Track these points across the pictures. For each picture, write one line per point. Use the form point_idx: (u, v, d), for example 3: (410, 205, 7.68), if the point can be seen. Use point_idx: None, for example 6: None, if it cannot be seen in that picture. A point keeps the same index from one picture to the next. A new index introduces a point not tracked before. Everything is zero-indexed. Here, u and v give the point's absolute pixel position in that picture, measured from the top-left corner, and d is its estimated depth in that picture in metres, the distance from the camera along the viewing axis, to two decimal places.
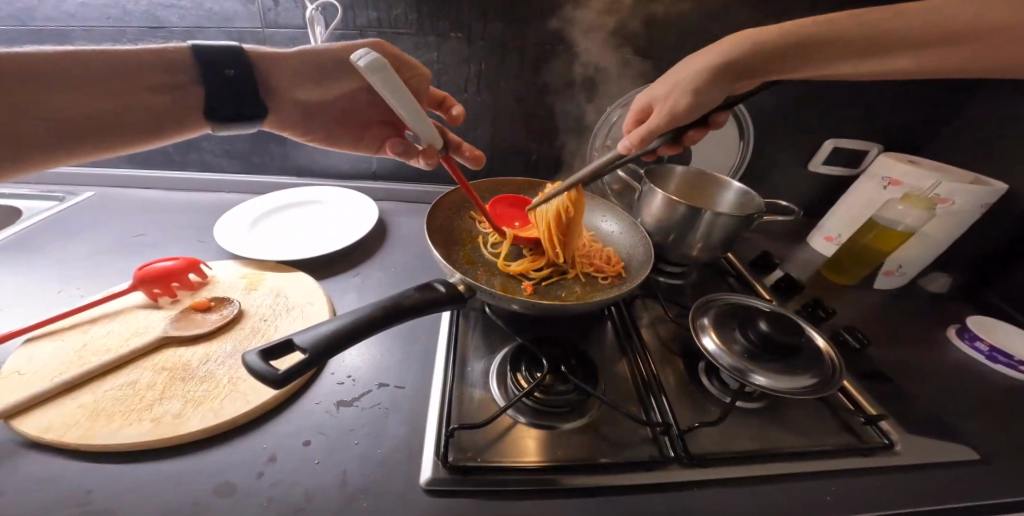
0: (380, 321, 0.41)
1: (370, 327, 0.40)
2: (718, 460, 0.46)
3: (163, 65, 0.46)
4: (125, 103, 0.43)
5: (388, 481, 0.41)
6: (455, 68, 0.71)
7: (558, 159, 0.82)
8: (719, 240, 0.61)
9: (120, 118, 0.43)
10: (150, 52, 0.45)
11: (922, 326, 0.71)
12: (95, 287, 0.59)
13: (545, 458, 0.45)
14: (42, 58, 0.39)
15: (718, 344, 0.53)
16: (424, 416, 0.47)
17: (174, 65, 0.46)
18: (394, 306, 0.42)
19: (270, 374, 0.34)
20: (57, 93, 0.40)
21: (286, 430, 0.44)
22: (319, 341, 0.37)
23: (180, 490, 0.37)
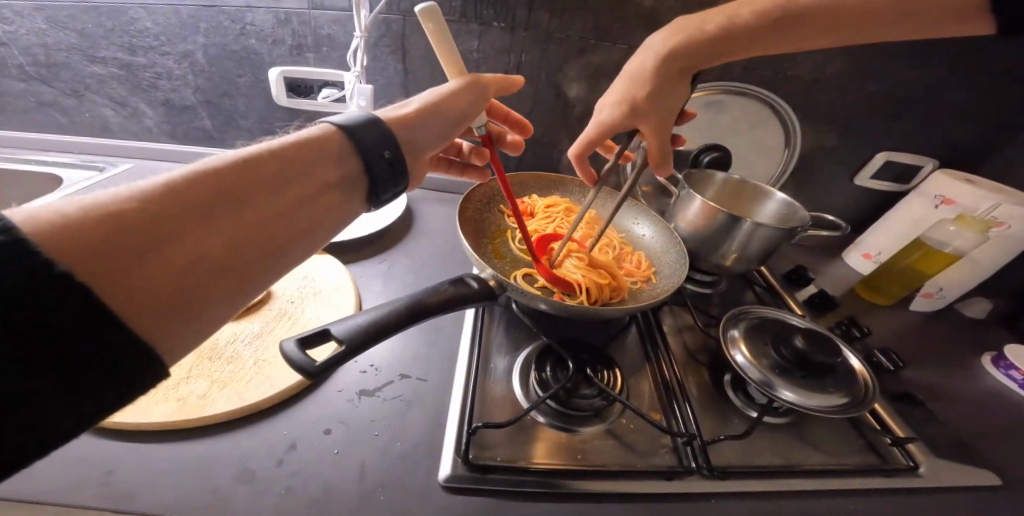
0: (410, 315, 0.41)
1: (401, 322, 0.40)
2: (739, 474, 0.45)
3: (314, 156, 0.33)
4: (273, 217, 0.30)
5: (406, 477, 0.42)
6: (495, 59, 0.70)
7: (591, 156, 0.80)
8: (756, 250, 0.59)
9: (276, 236, 0.30)
10: (297, 146, 0.33)
11: (957, 350, 0.68)
12: None
13: (561, 461, 0.45)
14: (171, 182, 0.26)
15: (748, 358, 0.51)
16: (442, 411, 0.48)
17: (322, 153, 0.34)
18: (422, 305, 0.42)
19: (308, 367, 0.35)
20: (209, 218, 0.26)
21: (311, 416, 0.45)
22: (355, 335, 0.38)
23: (202, 473, 0.39)
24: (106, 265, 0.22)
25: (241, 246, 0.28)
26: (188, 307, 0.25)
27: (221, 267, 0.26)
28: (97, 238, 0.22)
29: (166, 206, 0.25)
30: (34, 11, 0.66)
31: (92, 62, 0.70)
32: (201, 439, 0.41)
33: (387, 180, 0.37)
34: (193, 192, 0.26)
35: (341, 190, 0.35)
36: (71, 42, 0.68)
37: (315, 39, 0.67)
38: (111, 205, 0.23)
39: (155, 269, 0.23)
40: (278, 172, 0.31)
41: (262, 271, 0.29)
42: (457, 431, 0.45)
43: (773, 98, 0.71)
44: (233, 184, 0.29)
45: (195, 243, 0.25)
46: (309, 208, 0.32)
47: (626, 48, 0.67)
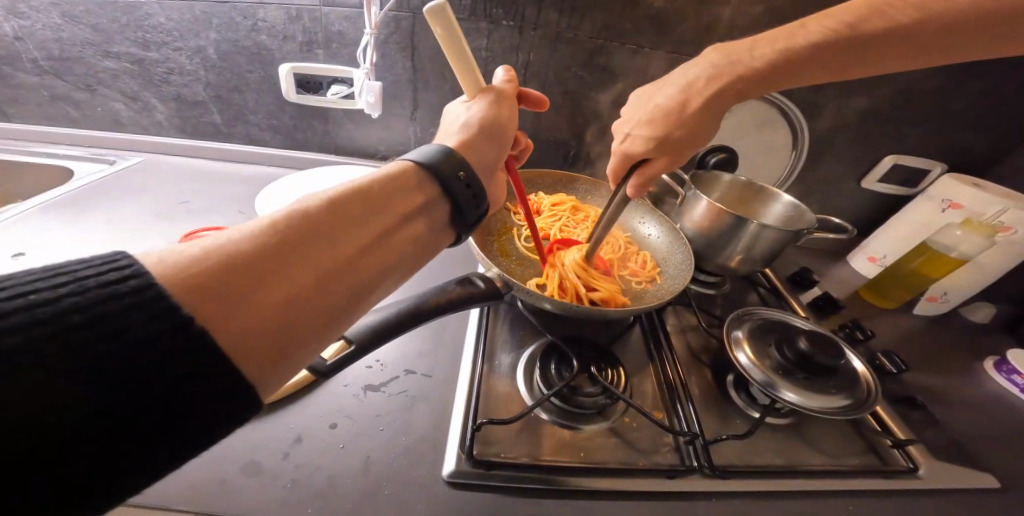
0: (416, 311, 0.41)
1: (408, 319, 0.41)
2: (741, 473, 0.45)
3: (397, 187, 0.33)
4: (364, 247, 0.30)
5: (411, 471, 0.42)
6: (503, 57, 0.70)
7: (597, 155, 0.80)
8: (761, 253, 0.59)
9: (365, 267, 0.29)
10: (382, 177, 0.33)
11: (959, 354, 0.68)
12: (137, 247, 0.61)
13: (563, 458, 0.45)
14: (277, 220, 0.27)
15: (751, 359, 0.51)
16: (446, 407, 0.49)
17: (404, 183, 0.34)
18: (429, 302, 0.42)
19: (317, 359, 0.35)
20: (307, 254, 0.26)
21: (318, 411, 0.46)
22: (364, 330, 0.38)
23: (207, 466, 0.39)
24: (218, 304, 0.22)
25: (336, 281, 0.27)
26: (285, 344, 0.25)
27: (316, 301, 0.26)
28: (215, 279, 0.23)
29: (271, 244, 0.25)
30: (50, 6, 0.66)
31: (105, 57, 0.71)
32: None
33: (468, 203, 0.36)
34: (294, 229, 0.27)
35: (425, 218, 0.34)
36: (84, 37, 0.69)
37: (325, 36, 0.67)
38: (225, 245, 0.24)
39: (260, 308, 0.24)
40: (367, 202, 0.31)
41: (352, 305, 0.29)
42: (461, 426, 0.46)
43: (780, 99, 0.71)
44: (328, 217, 0.29)
45: (296, 279, 0.25)
46: (395, 237, 0.32)
47: (635, 49, 0.67)
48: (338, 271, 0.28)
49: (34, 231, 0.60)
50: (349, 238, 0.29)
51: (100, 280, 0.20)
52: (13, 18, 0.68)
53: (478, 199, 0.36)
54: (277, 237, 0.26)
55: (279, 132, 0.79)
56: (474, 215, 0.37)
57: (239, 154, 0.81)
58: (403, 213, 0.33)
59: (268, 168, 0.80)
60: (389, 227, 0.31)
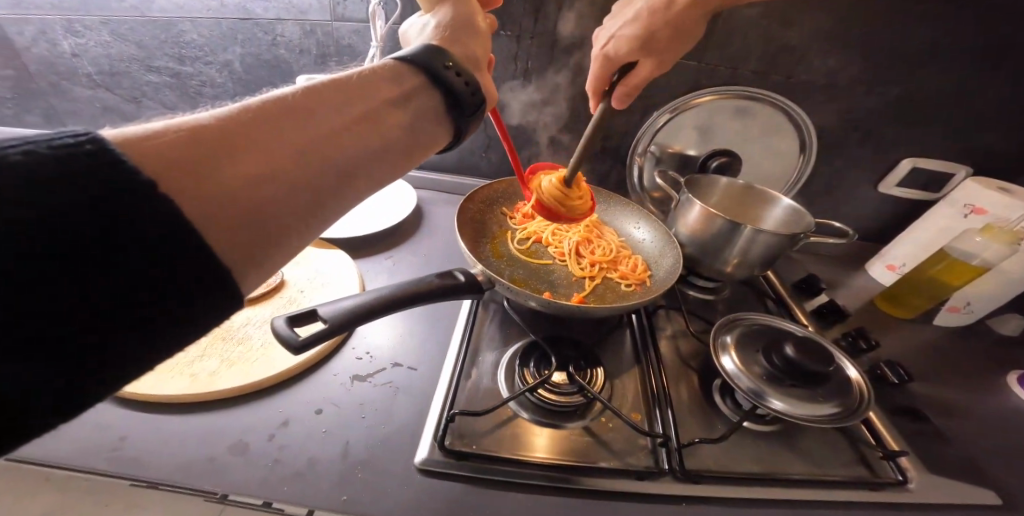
0: (398, 299, 0.43)
1: (391, 307, 0.42)
2: (715, 479, 0.44)
3: (380, 80, 0.32)
4: (349, 133, 0.29)
5: (387, 457, 0.44)
6: (501, 65, 0.72)
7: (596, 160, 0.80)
8: (757, 257, 0.57)
9: (351, 149, 0.28)
10: (364, 70, 0.32)
11: (978, 364, 0.62)
12: None
13: (536, 454, 0.45)
14: (253, 105, 0.26)
15: (737, 364, 0.50)
16: (427, 400, 0.50)
17: (386, 75, 0.33)
18: (413, 292, 0.44)
19: (292, 340, 0.37)
20: (283, 129, 0.26)
21: (306, 397, 0.48)
22: (342, 316, 0.40)
23: (202, 444, 0.42)
24: (181, 177, 0.21)
25: (318, 158, 0.26)
26: (269, 223, 0.24)
27: (299, 177, 0.25)
28: (181, 151, 0.22)
29: (244, 123, 0.25)
30: (102, 26, 0.75)
31: (148, 71, 0.80)
32: (200, 416, 0.45)
33: (463, 89, 0.35)
34: (266, 109, 0.26)
35: (413, 109, 0.33)
36: (131, 53, 0.77)
37: (337, 49, 0.73)
38: (195, 124, 0.23)
39: (224, 180, 0.22)
40: (342, 92, 0.30)
41: (342, 190, 0.28)
42: (438, 417, 0.47)
43: (784, 100, 0.69)
44: (301, 101, 0.28)
45: (272, 154, 0.24)
46: (385, 121, 0.31)
47: None
48: (321, 148, 0.27)
49: None
50: (330, 120, 0.28)
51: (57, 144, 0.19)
52: (71, 36, 0.76)
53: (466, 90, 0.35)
54: (250, 117, 0.25)
55: None
56: (472, 106, 0.36)
57: None
58: (388, 100, 0.32)
59: None
60: (373, 112, 0.30)
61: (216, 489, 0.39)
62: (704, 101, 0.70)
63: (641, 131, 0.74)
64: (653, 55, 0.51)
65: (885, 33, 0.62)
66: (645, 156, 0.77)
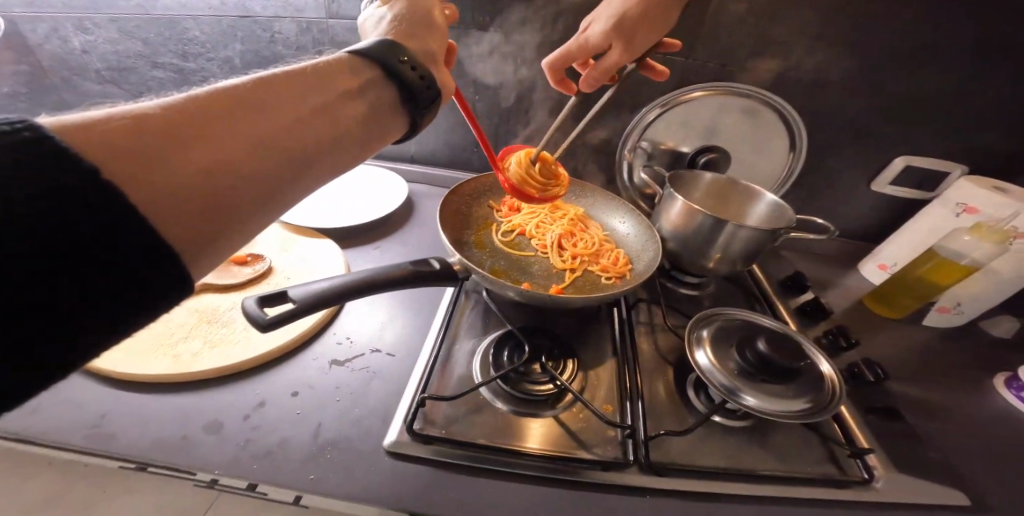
0: (368, 284, 0.44)
1: (362, 290, 0.43)
2: (680, 471, 0.44)
3: (333, 74, 0.34)
4: (305, 125, 0.31)
5: (356, 439, 0.45)
6: None
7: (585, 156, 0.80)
8: (739, 253, 0.57)
9: (304, 141, 0.30)
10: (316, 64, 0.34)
11: (966, 366, 0.61)
12: None
13: (503, 441, 0.46)
14: (200, 96, 0.27)
15: (712, 360, 0.49)
16: (401, 385, 0.51)
17: (339, 69, 0.35)
18: (386, 277, 0.45)
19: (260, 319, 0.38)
20: (234, 121, 0.27)
21: (283, 380, 0.50)
22: (312, 298, 0.41)
23: (178, 422, 0.44)
24: (136, 168, 0.22)
25: (274, 149, 0.28)
26: (223, 212, 0.25)
27: (253, 167, 0.27)
28: (130, 141, 0.23)
29: (193, 114, 0.26)
30: (111, 24, 0.78)
31: (154, 67, 0.83)
32: (180, 396, 0.46)
33: (418, 84, 0.37)
34: (215, 101, 0.27)
35: (365, 103, 0.35)
36: (137, 50, 0.81)
37: (332, 46, 0.75)
38: (142, 114, 0.24)
39: (178, 171, 0.24)
40: (293, 85, 0.32)
41: (296, 180, 0.30)
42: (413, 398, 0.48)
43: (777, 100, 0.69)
44: (254, 94, 0.29)
45: (228, 145, 0.26)
46: (338, 113, 0.33)
47: None
48: (274, 140, 0.28)
49: None
50: (282, 112, 0.30)
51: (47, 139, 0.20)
52: (81, 33, 0.80)
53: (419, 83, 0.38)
54: (200, 108, 0.26)
55: None
56: (427, 97, 0.39)
57: None
58: (339, 93, 0.33)
59: None
60: (326, 104, 0.32)
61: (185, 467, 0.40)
62: (694, 96, 0.69)
63: (629, 126, 0.74)
64: (625, 36, 0.52)
65: (876, 29, 0.61)
66: (635, 153, 0.76)
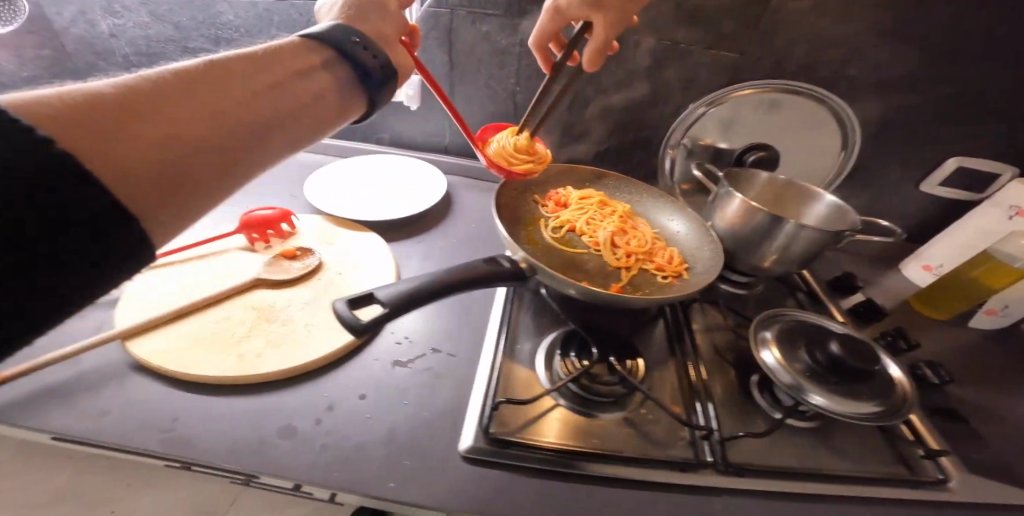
0: (445, 282, 0.43)
1: (443, 289, 0.42)
2: (758, 472, 0.44)
3: (288, 55, 0.34)
4: (252, 101, 0.30)
5: (430, 444, 0.45)
6: None
7: (627, 151, 0.79)
8: (798, 253, 0.57)
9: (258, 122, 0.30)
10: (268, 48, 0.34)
11: (1013, 367, 0.62)
12: None
13: (580, 444, 0.46)
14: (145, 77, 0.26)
15: (778, 360, 0.50)
16: (467, 384, 0.51)
17: (296, 54, 0.35)
18: (461, 278, 0.44)
19: (351, 320, 0.37)
20: (187, 99, 0.27)
21: (348, 382, 0.49)
22: (398, 299, 0.40)
23: (250, 427, 0.43)
24: (93, 147, 0.21)
25: (227, 124, 0.28)
26: (182, 193, 0.25)
27: (212, 146, 0.27)
28: (86, 120, 0.22)
29: (146, 92, 0.25)
30: (141, 6, 0.74)
31: (185, 53, 0.80)
32: (246, 396, 0.46)
33: (372, 63, 0.38)
34: (166, 80, 0.26)
35: (319, 84, 0.36)
36: (167, 33, 0.77)
37: None
38: (84, 93, 0.23)
39: (140, 151, 0.23)
40: (248, 68, 0.32)
41: (252, 158, 0.30)
42: (486, 395, 0.49)
43: (828, 96, 0.68)
44: (203, 73, 0.29)
45: (181, 117, 0.26)
46: (293, 92, 0.33)
47: (670, 44, 0.66)
48: (230, 119, 0.28)
49: None
50: (236, 94, 0.30)
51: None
52: (110, 17, 0.76)
53: (377, 67, 0.39)
54: (150, 86, 0.25)
55: None
56: (384, 79, 0.40)
57: None
58: (292, 71, 0.34)
59: None
60: (280, 83, 0.33)
61: (262, 474, 0.40)
62: (744, 94, 0.68)
63: (673, 122, 0.73)
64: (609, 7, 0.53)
65: (940, 31, 0.60)
66: (677, 149, 0.75)
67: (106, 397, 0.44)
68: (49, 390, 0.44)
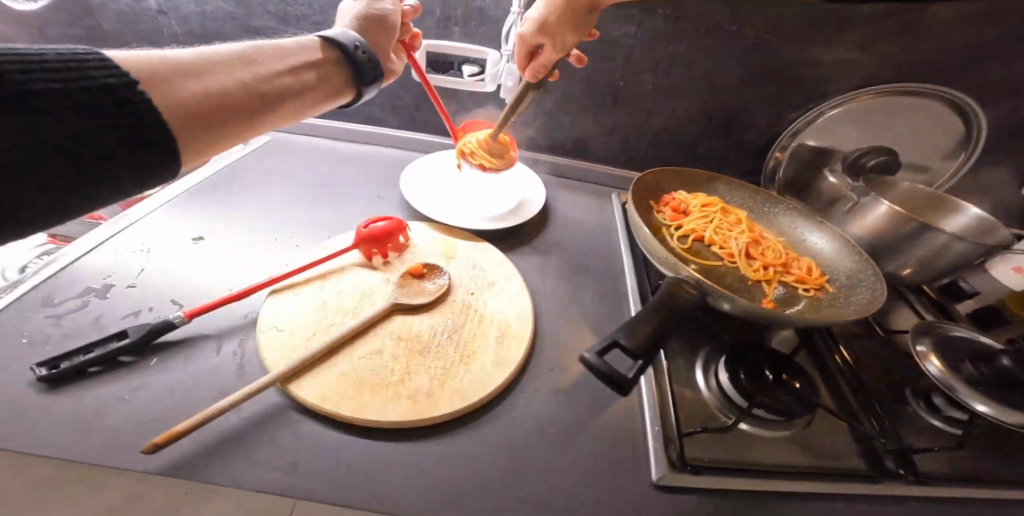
0: (660, 322, 0.40)
1: (661, 331, 0.39)
2: (941, 480, 0.47)
3: (290, 49, 0.47)
4: (274, 76, 0.44)
5: (617, 480, 0.46)
6: (650, 46, 0.73)
7: (723, 148, 0.85)
8: (944, 264, 0.57)
9: (266, 93, 0.43)
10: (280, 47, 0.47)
11: None
12: (307, 240, 0.70)
13: (766, 463, 0.48)
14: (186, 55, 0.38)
15: (941, 368, 0.52)
16: (629, 410, 0.53)
17: (291, 49, 0.48)
18: (670, 317, 0.41)
19: (608, 373, 0.34)
20: (221, 73, 0.39)
21: (519, 417, 0.50)
22: (637, 343, 0.37)
23: (449, 472, 0.44)
24: (164, 94, 0.34)
25: (251, 86, 0.41)
26: (213, 130, 0.38)
27: (232, 105, 0.39)
28: (161, 76, 0.35)
29: (190, 63, 0.38)
30: None
31: (245, 32, 0.74)
32: (430, 440, 0.47)
33: (366, 64, 0.53)
34: (210, 59, 0.39)
35: (320, 74, 0.50)
36: (228, 11, 0.72)
37: (464, 13, 0.72)
38: (150, 57, 0.35)
39: (188, 99, 0.36)
40: (256, 53, 0.44)
41: (259, 118, 0.43)
42: (661, 421, 0.49)
43: (943, 91, 0.75)
44: (227, 54, 0.41)
45: (216, 83, 0.38)
46: (298, 76, 0.46)
47: (787, 42, 0.71)
48: (252, 90, 0.41)
49: (219, 220, 0.71)
50: (258, 74, 0.43)
51: (89, 75, 0.30)
52: None
53: (358, 63, 0.52)
54: (189, 59, 0.38)
55: (398, 113, 0.90)
56: (374, 76, 0.54)
57: (370, 136, 0.92)
58: (295, 64, 0.47)
59: (385, 148, 0.92)
60: (284, 70, 0.45)
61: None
62: (864, 98, 0.76)
63: (794, 126, 0.80)
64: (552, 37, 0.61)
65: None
66: (787, 150, 0.83)
67: (293, 448, 0.44)
68: (233, 438, 0.43)
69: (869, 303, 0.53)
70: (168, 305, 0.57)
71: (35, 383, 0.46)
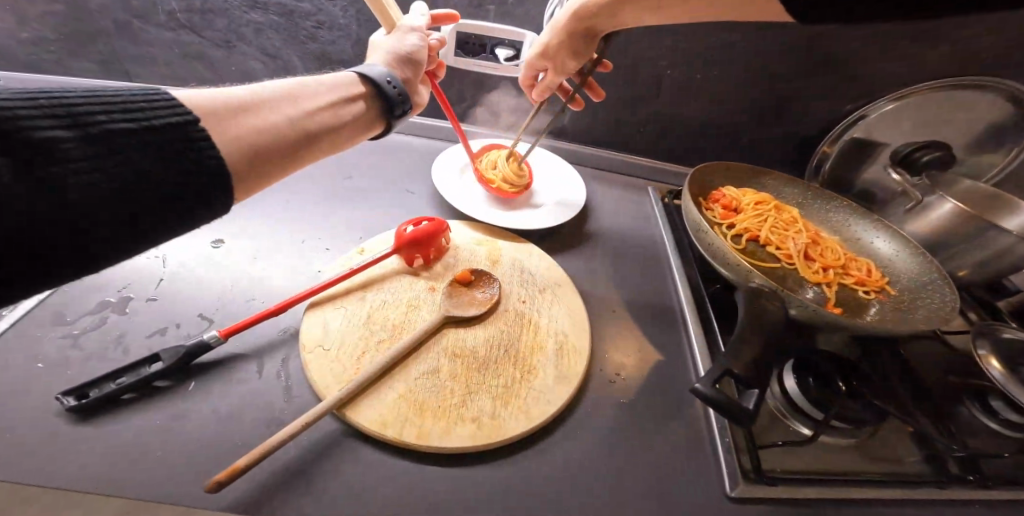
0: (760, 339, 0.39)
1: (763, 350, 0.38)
2: (1005, 487, 0.48)
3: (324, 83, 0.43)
4: (320, 110, 0.41)
5: (691, 493, 0.45)
6: (703, 32, 0.70)
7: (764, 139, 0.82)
8: (1004, 265, 0.58)
9: (299, 134, 0.39)
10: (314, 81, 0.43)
11: None
12: (338, 242, 0.65)
13: (838, 472, 0.47)
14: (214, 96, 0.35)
15: (1001, 370, 0.51)
16: (694, 421, 0.51)
17: (326, 83, 0.43)
18: (768, 333, 0.40)
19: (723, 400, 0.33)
20: (251, 118, 0.35)
21: (585, 433, 0.48)
22: (745, 367, 0.36)
23: (523, 494, 0.42)
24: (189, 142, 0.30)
25: (282, 129, 0.37)
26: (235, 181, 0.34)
27: (260, 152, 0.35)
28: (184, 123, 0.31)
29: (216, 109, 0.34)
30: None
31: (251, 8, 0.69)
32: (495, 461, 0.44)
33: (397, 99, 0.48)
34: (239, 102, 0.35)
35: (355, 110, 0.45)
36: None
37: None
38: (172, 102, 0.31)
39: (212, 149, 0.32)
40: (289, 91, 0.40)
41: (287, 162, 0.38)
42: (731, 432, 0.48)
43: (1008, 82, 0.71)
44: (258, 93, 0.37)
45: (245, 130, 0.34)
46: (330, 112, 0.42)
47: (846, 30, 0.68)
48: (283, 134, 0.37)
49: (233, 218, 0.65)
50: (290, 114, 0.38)
51: (156, 113, 0.29)
52: None
53: (389, 98, 0.47)
54: (218, 103, 0.34)
55: None
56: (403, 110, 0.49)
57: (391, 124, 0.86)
58: (330, 102, 0.42)
59: (407, 137, 0.86)
60: (317, 108, 0.41)
61: None
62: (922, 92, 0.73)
63: (847, 119, 0.77)
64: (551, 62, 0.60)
65: None
66: (837, 144, 0.80)
67: (353, 478, 0.41)
68: (291, 470, 0.40)
69: (940, 307, 0.52)
70: (197, 321, 0.52)
71: (59, 412, 0.41)
